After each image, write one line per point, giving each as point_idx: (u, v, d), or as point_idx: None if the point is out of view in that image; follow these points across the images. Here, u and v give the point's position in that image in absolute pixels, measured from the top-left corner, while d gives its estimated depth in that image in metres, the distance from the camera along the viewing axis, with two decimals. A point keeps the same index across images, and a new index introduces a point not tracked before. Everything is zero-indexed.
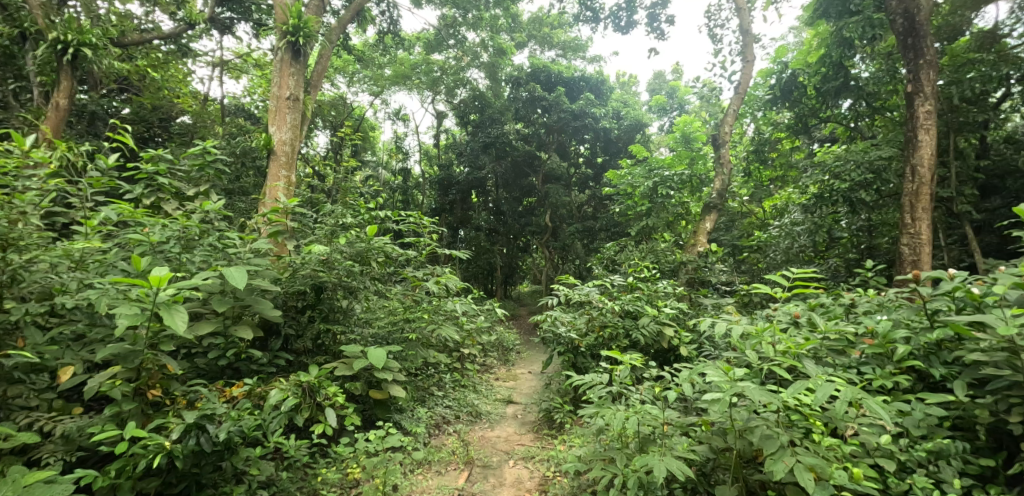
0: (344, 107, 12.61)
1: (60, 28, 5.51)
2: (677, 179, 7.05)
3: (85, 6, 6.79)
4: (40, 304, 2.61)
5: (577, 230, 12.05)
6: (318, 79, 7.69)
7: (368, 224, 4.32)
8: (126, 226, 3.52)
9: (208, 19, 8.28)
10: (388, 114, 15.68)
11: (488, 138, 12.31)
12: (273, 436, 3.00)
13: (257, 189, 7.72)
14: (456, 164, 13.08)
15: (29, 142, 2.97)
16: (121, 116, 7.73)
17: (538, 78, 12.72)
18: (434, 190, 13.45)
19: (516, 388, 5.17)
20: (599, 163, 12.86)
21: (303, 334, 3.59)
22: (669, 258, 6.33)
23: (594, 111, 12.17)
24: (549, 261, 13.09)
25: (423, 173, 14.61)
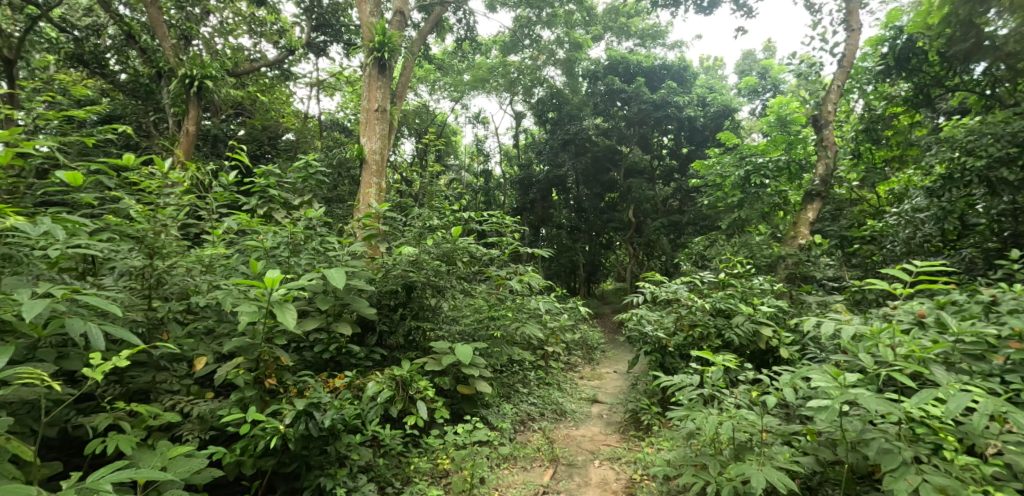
0: (427, 114, 13.39)
1: (187, 64, 6.61)
2: (772, 166, 6.50)
3: (206, 43, 7.80)
4: (180, 303, 3.07)
5: (662, 225, 11.58)
6: (403, 89, 8.33)
7: (453, 226, 4.51)
8: (246, 234, 3.97)
9: (305, 44, 9.28)
10: (469, 118, 16.23)
11: (566, 136, 12.51)
12: (371, 425, 3.23)
13: (352, 197, 8.52)
14: (536, 164, 13.39)
15: (167, 163, 3.42)
16: (239, 137, 8.89)
17: (616, 70, 12.37)
18: (516, 190, 13.73)
19: (601, 388, 5.09)
20: (684, 153, 12.12)
21: (396, 330, 3.80)
22: (766, 253, 5.85)
23: (678, 100, 11.58)
24: (634, 258, 12.75)
25: (504, 173, 15.08)
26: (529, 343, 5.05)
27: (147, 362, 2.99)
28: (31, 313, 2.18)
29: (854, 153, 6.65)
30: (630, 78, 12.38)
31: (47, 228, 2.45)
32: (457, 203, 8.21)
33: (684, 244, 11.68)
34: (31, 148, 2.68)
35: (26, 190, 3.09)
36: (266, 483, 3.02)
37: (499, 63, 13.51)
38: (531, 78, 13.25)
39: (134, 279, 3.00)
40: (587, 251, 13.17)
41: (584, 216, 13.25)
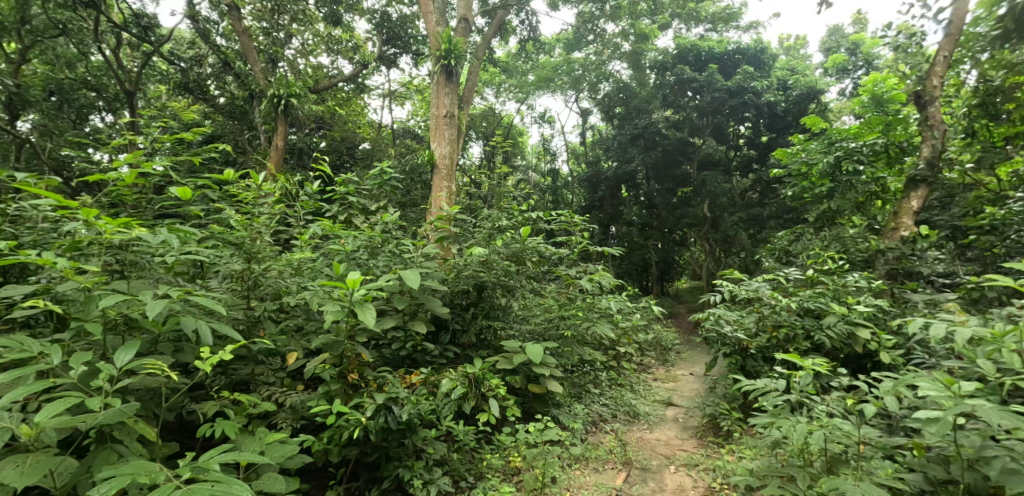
0: (494, 117, 14.04)
1: (275, 85, 7.30)
2: (867, 150, 5.95)
3: (290, 65, 8.55)
4: (274, 302, 3.37)
5: (740, 220, 11.12)
6: (469, 94, 8.65)
7: (521, 226, 4.54)
8: (329, 239, 4.27)
9: (377, 58, 9.89)
10: (535, 118, 16.36)
11: (636, 130, 12.19)
12: (445, 421, 3.35)
13: (424, 200, 8.90)
14: (604, 160, 13.21)
15: (260, 176, 3.77)
16: (321, 149, 9.65)
17: (686, 59, 11.87)
18: (584, 188, 13.61)
19: (677, 390, 4.88)
20: (764, 142, 11.48)
21: (468, 329, 3.90)
22: (862, 247, 5.31)
23: (755, 85, 10.88)
24: (710, 255, 12.45)
25: (571, 172, 15.12)
26: (600, 343, 4.98)
27: (247, 355, 3.31)
28: (154, 312, 2.47)
29: (967, 132, 5.79)
30: (701, 66, 11.85)
31: (164, 237, 2.79)
32: (520, 201, 8.25)
33: (765, 240, 11.05)
34: (149, 168, 3.07)
35: (147, 204, 3.54)
36: (350, 471, 3.22)
37: (563, 61, 13.64)
38: (596, 74, 13.27)
39: (235, 281, 3.33)
40: (659, 249, 12.81)
41: (655, 211, 12.78)
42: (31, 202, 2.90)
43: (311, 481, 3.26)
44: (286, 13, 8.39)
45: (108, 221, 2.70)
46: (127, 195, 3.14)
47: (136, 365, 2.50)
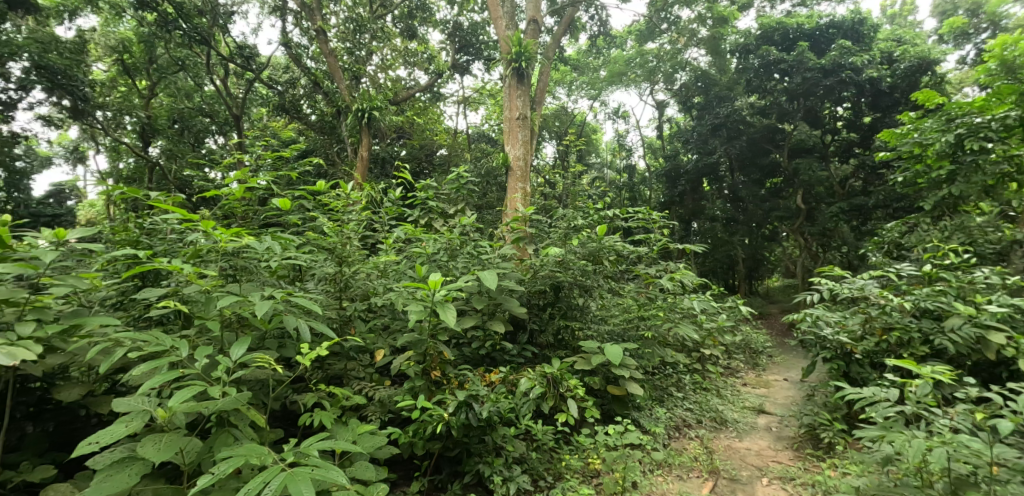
0: (565, 116, 14.37)
1: (360, 99, 7.88)
2: (997, 125, 5.01)
3: (371, 79, 9.55)
4: (363, 303, 3.62)
5: (840, 211, 10.10)
6: (540, 94, 8.80)
7: (598, 225, 4.49)
8: (411, 242, 4.51)
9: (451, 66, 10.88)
10: (609, 114, 16.10)
11: (718, 120, 11.66)
12: (524, 419, 3.39)
13: (499, 202, 9.15)
14: (683, 153, 12.71)
15: (348, 186, 4.08)
16: (402, 157, 10.14)
17: (772, 39, 11.04)
18: (662, 184, 13.17)
19: (770, 397, 4.54)
20: (867, 124, 10.36)
21: (545, 329, 3.92)
22: (992, 237, 4.63)
23: (855, 61, 9.78)
24: (804, 250, 11.54)
25: (647, 168, 15.02)
26: (682, 344, 4.77)
27: (341, 352, 3.57)
28: (261, 311, 2.76)
29: None
30: (790, 45, 10.94)
31: (267, 245, 3.10)
32: (592, 199, 8.16)
33: (871, 232, 10.03)
34: (253, 183, 3.43)
35: (253, 215, 3.95)
36: (434, 464, 3.36)
37: (636, 54, 13.51)
38: (671, 64, 12.94)
39: (329, 283, 3.61)
40: (746, 245, 12.10)
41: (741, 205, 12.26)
42: (162, 216, 3.36)
43: (398, 471, 3.44)
44: (366, 33, 9.52)
45: (222, 231, 3.06)
46: (237, 207, 3.54)
47: (246, 359, 2.80)
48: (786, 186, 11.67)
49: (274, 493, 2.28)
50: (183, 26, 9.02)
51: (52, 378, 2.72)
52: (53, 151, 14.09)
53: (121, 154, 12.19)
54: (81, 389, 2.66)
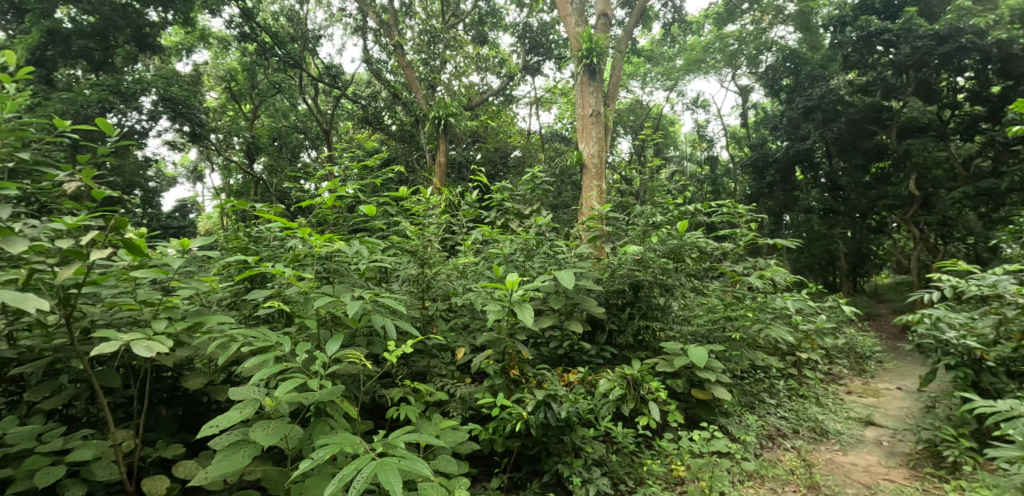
0: (641, 109, 14.84)
1: (437, 108, 9.27)
2: None
3: (446, 87, 10.64)
4: (444, 303, 3.77)
5: (963, 196, 8.66)
6: (614, 89, 8.79)
7: (678, 220, 4.35)
8: (489, 243, 4.66)
9: (522, 67, 12.68)
10: (688, 104, 16.01)
11: (810, 102, 10.64)
12: (603, 421, 3.33)
13: (574, 201, 9.33)
14: (772, 140, 12.02)
15: (428, 190, 4.32)
16: (477, 161, 11.21)
17: (874, 7, 9.96)
18: (749, 174, 12.60)
19: (879, 407, 4.10)
20: (998, 94, 9.01)
21: (625, 329, 3.85)
22: None
23: (976, 23, 8.49)
24: (923, 244, 10.09)
25: (731, 158, 14.46)
26: (774, 347, 4.47)
27: (424, 349, 3.74)
28: (352, 310, 2.96)
29: None
30: (895, 13, 9.86)
31: (356, 248, 3.35)
32: (671, 194, 8.02)
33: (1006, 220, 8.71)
34: (343, 191, 3.73)
35: (344, 221, 4.29)
36: (513, 461, 3.41)
37: (715, 39, 13.36)
38: (755, 46, 12.34)
39: (412, 284, 3.80)
40: (848, 238, 11.20)
41: (842, 193, 11.13)
42: (266, 224, 3.75)
43: (478, 467, 3.54)
44: (439, 43, 10.48)
45: (316, 237, 3.35)
46: (329, 214, 3.86)
47: (340, 354, 3.01)
48: (896, 172, 10.33)
49: (365, 482, 2.40)
50: (280, 52, 11.40)
51: (180, 368, 3.12)
52: (178, 172, 16.39)
53: (232, 171, 14.40)
54: (201, 378, 3.03)
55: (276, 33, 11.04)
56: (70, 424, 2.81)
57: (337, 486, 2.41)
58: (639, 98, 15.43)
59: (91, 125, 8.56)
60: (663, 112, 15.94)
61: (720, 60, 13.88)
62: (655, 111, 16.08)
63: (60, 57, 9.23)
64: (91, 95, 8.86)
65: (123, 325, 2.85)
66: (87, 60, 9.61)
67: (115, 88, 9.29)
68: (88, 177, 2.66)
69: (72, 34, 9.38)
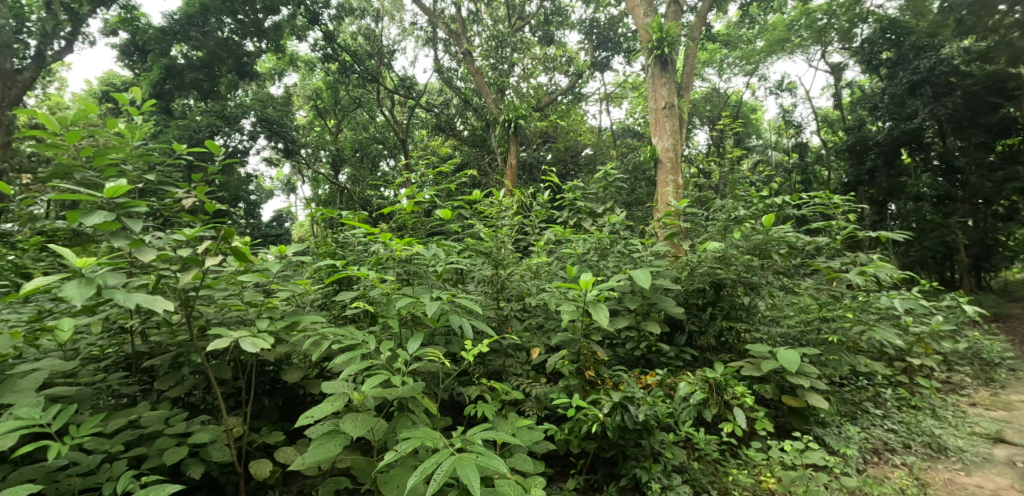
0: (718, 98, 14.21)
1: (507, 111, 10.11)
2: None
3: (515, 90, 11.31)
4: (518, 303, 3.84)
5: None
6: (689, 78, 8.41)
7: (763, 214, 4.12)
8: (562, 243, 4.69)
9: (591, 64, 12.74)
10: (771, 89, 14.86)
11: (917, 76, 9.55)
12: (684, 426, 3.18)
13: (649, 196, 9.23)
14: (871, 121, 10.96)
15: (501, 193, 4.48)
16: (548, 161, 12.30)
17: None
18: (846, 159, 11.32)
19: (1011, 423, 3.56)
20: None
21: (707, 331, 3.67)
22: None
23: None
24: None
25: (824, 144, 13.36)
26: (879, 351, 4.06)
27: (500, 349, 3.80)
28: (430, 310, 3.03)
29: None
30: None
31: (433, 251, 3.52)
32: (752, 185, 7.55)
33: None
34: (420, 198, 3.96)
35: (422, 225, 4.51)
36: (589, 463, 3.35)
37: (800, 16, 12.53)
38: (847, 19, 11.43)
39: (487, 285, 3.91)
40: (970, 229, 9.28)
41: (959, 177, 9.54)
42: (352, 231, 4.04)
43: (554, 467, 3.53)
44: (507, 47, 11.29)
45: (397, 242, 3.55)
46: (408, 220, 4.10)
47: (420, 352, 3.13)
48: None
49: (445, 475, 2.45)
50: (359, 68, 13.27)
51: (279, 363, 3.44)
52: (276, 185, 18.19)
53: (320, 182, 15.71)
54: (298, 372, 3.31)
55: (355, 52, 13.07)
56: (190, 410, 3.20)
57: (419, 478, 2.49)
58: (716, 85, 14.67)
59: (201, 146, 10.35)
60: (743, 99, 15.12)
61: (807, 37, 12.38)
62: (733, 98, 15.22)
63: (175, 89, 11.22)
64: (202, 120, 10.66)
65: (232, 324, 3.20)
66: (196, 90, 11.49)
67: (220, 113, 11.13)
68: (202, 193, 3.01)
69: (185, 68, 11.27)
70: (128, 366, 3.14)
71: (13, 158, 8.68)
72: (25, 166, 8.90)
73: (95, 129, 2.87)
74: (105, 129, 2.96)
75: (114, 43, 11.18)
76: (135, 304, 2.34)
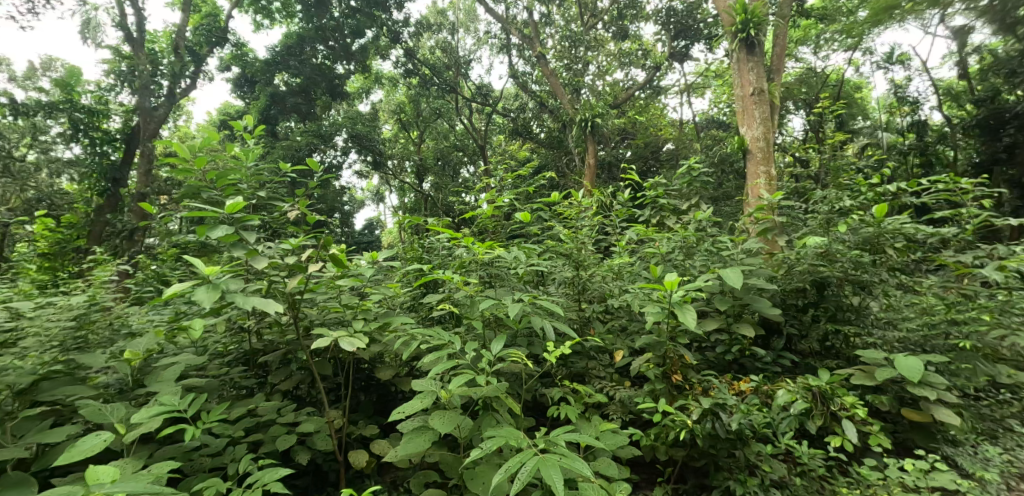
0: (815, 78, 13.00)
1: (584, 111, 10.21)
2: None
3: (590, 89, 11.28)
4: (600, 305, 3.79)
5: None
6: (780, 59, 7.74)
7: (874, 204, 3.72)
8: (645, 242, 4.58)
9: (669, 55, 12.27)
10: (878, 63, 13.17)
11: None
12: (783, 437, 2.92)
13: (737, 190, 8.74)
14: (1007, 90, 9.43)
15: (579, 194, 4.50)
16: (627, 158, 12.19)
17: None
18: (976, 136, 9.79)
19: None
20: None
21: (809, 334, 3.43)
22: None
23: None
24: None
25: (948, 120, 11.68)
26: None
27: (583, 351, 3.76)
28: (512, 311, 3.05)
29: None
30: None
31: (514, 253, 3.59)
32: (857, 173, 6.76)
33: None
34: (500, 202, 4.10)
35: (502, 228, 4.63)
36: (677, 472, 3.19)
37: None
38: None
39: (568, 286, 3.92)
40: None
41: None
42: (435, 236, 4.25)
43: (640, 474, 3.42)
44: (581, 46, 11.31)
45: (479, 245, 3.66)
46: (489, 223, 4.25)
47: (503, 353, 3.17)
48: None
49: (529, 475, 2.44)
50: (438, 80, 14.16)
51: (373, 361, 3.69)
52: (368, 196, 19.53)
53: (406, 190, 16.63)
54: (390, 370, 3.52)
55: (434, 66, 14.13)
56: (298, 402, 3.53)
57: (504, 475, 2.51)
58: (812, 65, 13.34)
59: (302, 163, 11.59)
60: (845, 78, 13.61)
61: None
62: (834, 77, 13.71)
63: (280, 113, 12.48)
64: (302, 140, 11.91)
65: (333, 325, 3.49)
66: (297, 113, 12.58)
67: (317, 132, 12.35)
68: (304, 206, 3.34)
69: (286, 94, 12.59)
70: (247, 361, 3.54)
71: (155, 182, 10.27)
72: (163, 188, 10.43)
73: (216, 153, 3.31)
74: (224, 153, 3.40)
75: (228, 77, 12.73)
76: (251, 306, 2.64)
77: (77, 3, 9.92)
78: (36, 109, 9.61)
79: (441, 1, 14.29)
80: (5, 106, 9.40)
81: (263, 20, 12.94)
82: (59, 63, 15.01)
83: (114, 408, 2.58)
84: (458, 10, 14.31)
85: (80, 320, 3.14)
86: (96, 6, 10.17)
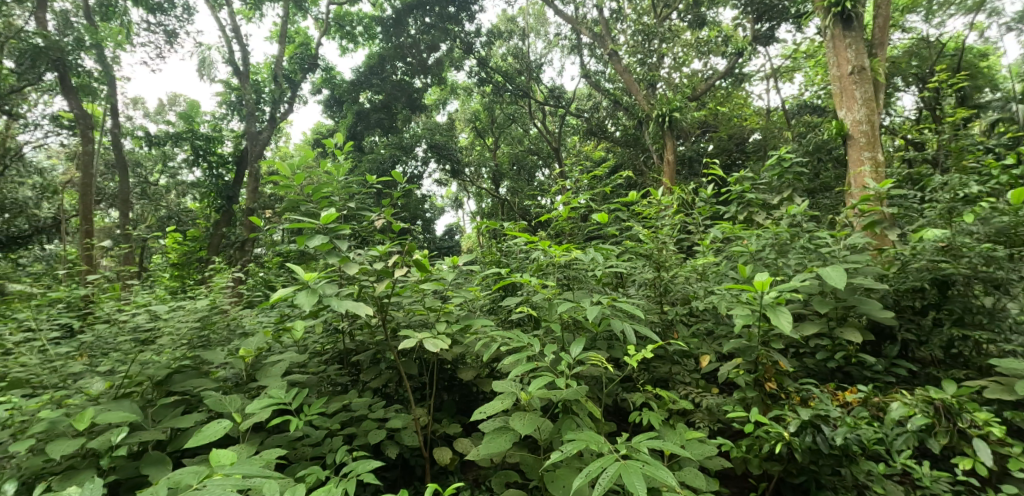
0: (928, 50, 11.45)
1: (659, 106, 9.92)
2: None
3: (667, 83, 10.88)
4: (684, 307, 3.65)
5: None
6: (883, 32, 6.89)
7: (1009, 191, 3.25)
8: (732, 240, 4.36)
9: (752, 39, 11.46)
10: (1011, 23, 11.24)
11: None
12: (899, 456, 2.58)
13: (837, 179, 7.98)
14: None
15: (658, 193, 4.39)
16: (709, 152, 11.64)
17: None
18: None
19: None
20: None
21: (929, 340, 3.07)
22: None
23: None
24: None
25: None
26: None
27: (666, 355, 3.61)
28: (590, 314, 2.98)
29: None
30: None
31: (591, 254, 3.54)
32: (985, 154, 5.83)
33: None
34: (575, 203, 4.09)
35: (581, 230, 4.64)
36: (773, 487, 2.95)
37: None
38: None
39: (649, 289, 3.80)
40: None
41: None
42: (513, 240, 4.36)
43: (732, 487, 3.22)
44: (656, 39, 10.92)
45: (556, 248, 3.66)
46: (565, 225, 4.27)
47: (583, 356, 3.07)
48: None
49: (610, 481, 2.36)
50: (511, 87, 14.37)
51: (457, 362, 3.83)
52: (448, 203, 20.33)
53: (483, 196, 17.09)
54: (473, 371, 3.64)
55: (506, 72, 14.28)
56: (388, 399, 3.76)
57: (583, 481, 2.44)
58: (924, 34, 11.75)
59: (386, 175, 12.39)
60: (967, 45, 11.83)
61: None
62: (953, 45, 11.96)
63: (366, 129, 13.46)
64: (386, 153, 12.66)
65: (419, 327, 3.67)
66: (380, 128, 13.39)
67: (399, 145, 13.07)
68: (388, 214, 3.53)
69: (371, 111, 13.51)
70: (343, 360, 3.83)
71: (260, 198, 11.52)
72: (267, 203, 11.67)
73: (312, 170, 3.62)
74: (318, 169, 3.71)
75: (320, 100, 13.85)
76: (345, 309, 2.85)
77: (194, 45, 11.37)
78: (166, 140, 11.18)
79: (511, 8, 14.51)
80: (143, 138, 11.06)
81: (348, 44, 13.97)
82: (182, 99, 17.27)
83: (231, 399, 2.90)
84: (528, 15, 14.48)
85: (204, 321, 3.59)
86: (210, 46, 11.58)
